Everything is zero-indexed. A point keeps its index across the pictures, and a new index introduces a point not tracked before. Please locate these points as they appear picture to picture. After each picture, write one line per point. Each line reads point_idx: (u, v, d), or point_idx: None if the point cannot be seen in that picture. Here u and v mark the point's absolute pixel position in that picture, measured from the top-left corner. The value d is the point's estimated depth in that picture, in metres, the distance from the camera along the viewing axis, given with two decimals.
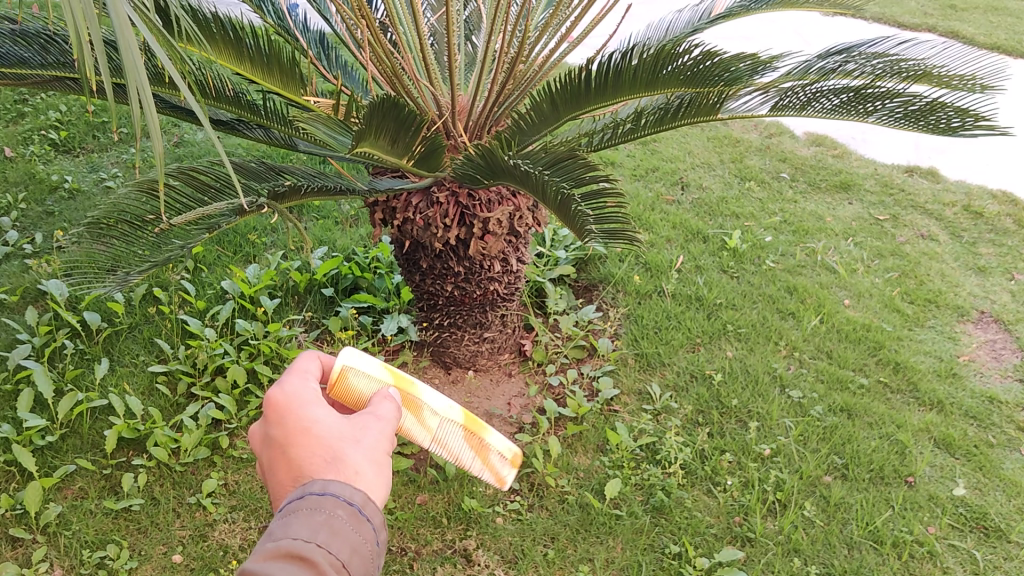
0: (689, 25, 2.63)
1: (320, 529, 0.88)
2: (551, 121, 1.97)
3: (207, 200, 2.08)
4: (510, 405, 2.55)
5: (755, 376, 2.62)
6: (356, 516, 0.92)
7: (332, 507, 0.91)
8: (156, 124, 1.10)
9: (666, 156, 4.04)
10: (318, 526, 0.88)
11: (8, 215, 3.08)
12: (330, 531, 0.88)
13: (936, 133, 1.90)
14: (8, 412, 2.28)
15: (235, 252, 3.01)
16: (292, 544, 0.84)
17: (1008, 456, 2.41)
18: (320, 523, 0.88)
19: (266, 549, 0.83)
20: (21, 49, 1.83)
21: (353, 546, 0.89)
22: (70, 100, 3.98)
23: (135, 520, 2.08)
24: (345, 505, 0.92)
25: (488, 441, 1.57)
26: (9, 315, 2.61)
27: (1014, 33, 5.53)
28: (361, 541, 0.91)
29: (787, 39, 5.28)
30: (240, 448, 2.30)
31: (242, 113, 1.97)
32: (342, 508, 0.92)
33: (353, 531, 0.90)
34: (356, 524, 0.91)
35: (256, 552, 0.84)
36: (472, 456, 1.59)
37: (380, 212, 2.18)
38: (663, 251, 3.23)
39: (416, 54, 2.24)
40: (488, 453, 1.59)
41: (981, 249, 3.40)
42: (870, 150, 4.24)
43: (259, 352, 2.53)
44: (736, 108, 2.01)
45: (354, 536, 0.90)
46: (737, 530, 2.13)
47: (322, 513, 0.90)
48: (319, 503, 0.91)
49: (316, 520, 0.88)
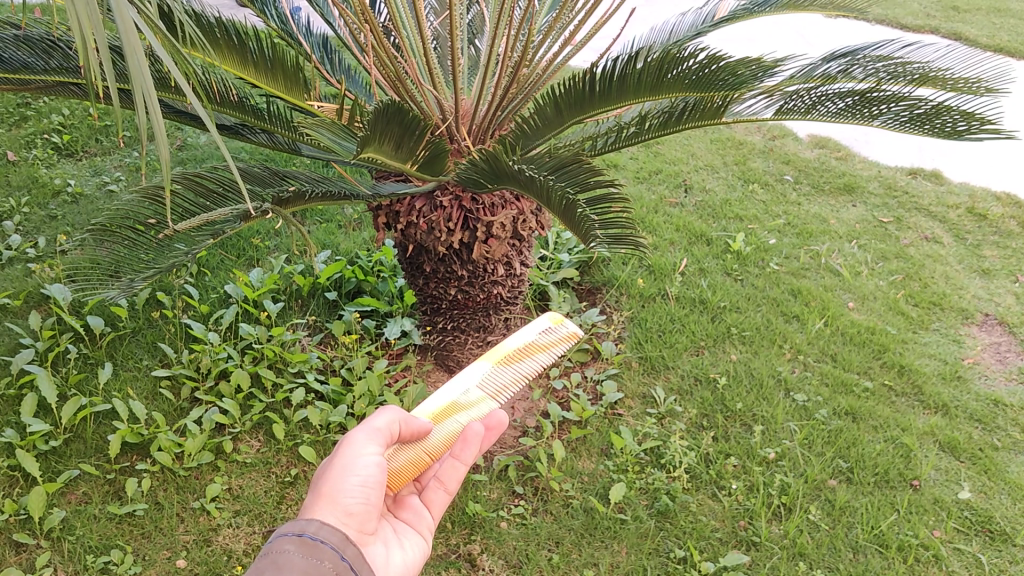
0: (693, 29, 2.62)
1: (266, 569, 1.02)
2: (555, 125, 1.96)
3: (210, 206, 2.08)
4: (513, 409, 2.55)
5: (760, 380, 2.62)
6: (303, 543, 1.07)
7: (279, 545, 1.05)
8: (162, 130, 1.09)
9: (669, 158, 4.03)
10: (265, 566, 1.02)
11: (11, 219, 3.08)
12: (275, 567, 1.02)
13: (940, 137, 1.90)
14: (11, 417, 2.27)
15: (238, 256, 3.01)
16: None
17: (1013, 459, 2.41)
18: (264, 564, 1.03)
19: None
20: (23, 55, 1.82)
21: (300, 570, 1.03)
22: (72, 104, 3.98)
23: (139, 525, 2.08)
24: (293, 538, 1.07)
25: (515, 349, 1.62)
26: (12, 320, 2.61)
27: (1017, 35, 5.52)
28: (313, 562, 1.05)
29: (789, 42, 5.28)
30: (243, 453, 2.29)
31: (246, 118, 1.97)
32: (289, 542, 1.06)
33: (304, 557, 1.05)
34: (306, 550, 1.06)
35: None
36: (528, 364, 1.65)
37: (382, 216, 2.15)
38: (666, 254, 3.23)
39: (420, 60, 2.26)
40: (531, 346, 1.67)
41: (985, 251, 3.40)
42: (874, 152, 4.24)
43: (262, 356, 2.53)
44: (739, 112, 1.92)
45: (305, 561, 1.05)
46: (742, 534, 2.12)
47: (271, 555, 1.04)
48: (269, 546, 1.06)
49: (262, 563, 1.03)
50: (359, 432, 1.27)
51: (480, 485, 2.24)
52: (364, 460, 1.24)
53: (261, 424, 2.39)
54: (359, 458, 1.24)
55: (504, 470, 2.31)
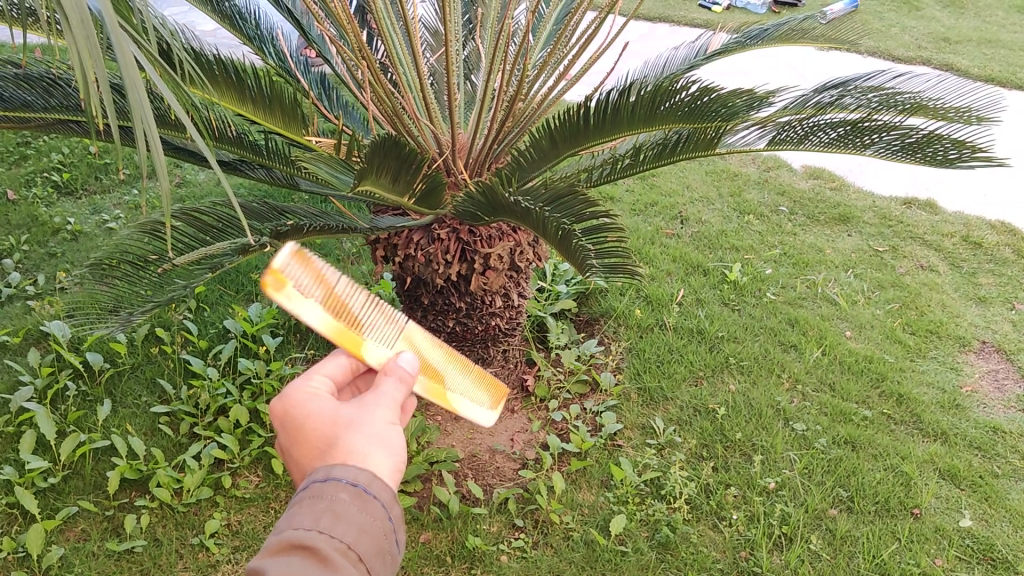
0: (686, 61, 2.65)
1: (321, 515, 0.94)
2: (551, 157, 1.97)
3: (208, 241, 2.09)
4: (513, 441, 2.55)
5: (758, 410, 2.61)
6: (360, 495, 0.98)
7: (334, 490, 0.97)
8: (163, 166, 1.10)
9: (665, 191, 4.05)
10: (319, 512, 0.94)
11: (10, 257, 3.09)
12: (332, 514, 0.94)
13: (932, 165, 1.93)
14: (9, 455, 2.27)
15: (236, 291, 3.02)
16: (292, 535, 0.91)
17: (1013, 486, 2.40)
18: (320, 510, 0.95)
19: (270, 544, 0.91)
20: (23, 93, 1.84)
21: (356, 527, 0.95)
22: (71, 141, 4.01)
23: (137, 562, 2.07)
24: (349, 488, 0.99)
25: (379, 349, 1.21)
26: (11, 358, 2.62)
27: (1008, 65, 5.59)
28: (367, 518, 0.97)
29: (783, 75, 5.34)
30: (242, 489, 2.28)
31: (244, 154, 1.98)
32: (343, 490, 0.98)
33: (358, 511, 0.97)
34: (361, 503, 0.98)
35: (266, 547, 0.91)
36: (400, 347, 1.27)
37: (380, 249, 2.17)
38: (663, 285, 3.24)
39: (416, 94, 2.29)
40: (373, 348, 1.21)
41: (981, 279, 3.41)
42: (869, 182, 4.26)
43: (261, 391, 2.55)
44: (732, 142, 1.96)
45: (360, 516, 0.96)
46: (743, 565, 2.11)
47: (325, 500, 0.96)
48: (322, 490, 0.97)
49: (316, 507, 0.95)
50: (389, 385, 1.15)
51: (479, 519, 2.23)
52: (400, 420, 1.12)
53: (260, 459, 2.39)
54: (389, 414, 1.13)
55: (503, 504, 2.30)
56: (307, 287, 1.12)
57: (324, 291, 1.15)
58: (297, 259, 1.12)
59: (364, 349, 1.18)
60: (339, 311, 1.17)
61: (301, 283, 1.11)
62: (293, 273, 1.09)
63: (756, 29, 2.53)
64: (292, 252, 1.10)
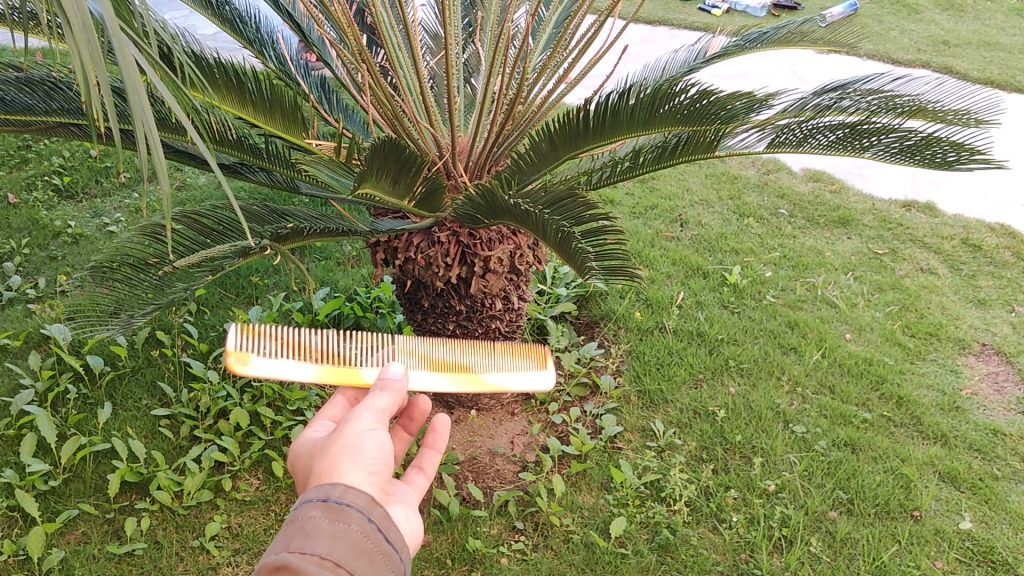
0: (685, 65, 2.66)
1: (293, 537, 0.94)
2: (551, 160, 1.97)
3: (208, 243, 2.09)
4: (513, 443, 2.55)
5: (758, 413, 2.62)
6: (331, 507, 0.99)
7: (304, 511, 0.98)
8: (164, 169, 1.10)
9: (664, 193, 4.06)
10: (291, 534, 0.95)
11: (10, 261, 3.10)
12: (303, 534, 0.94)
13: (931, 168, 1.92)
14: (10, 457, 2.27)
15: (236, 294, 3.02)
16: (266, 561, 0.91)
17: (1013, 488, 2.41)
18: (290, 532, 0.95)
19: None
20: (26, 97, 1.84)
21: (330, 535, 0.95)
22: (72, 144, 4.01)
23: (137, 564, 2.07)
24: (320, 503, 0.99)
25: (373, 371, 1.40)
26: (12, 361, 2.62)
27: (1007, 68, 5.60)
28: (341, 527, 0.97)
29: (782, 78, 5.35)
30: (242, 491, 2.29)
31: (244, 157, 1.98)
32: (314, 507, 0.98)
33: (330, 522, 0.97)
34: (334, 514, 0.98)
35: None
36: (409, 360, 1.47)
37: (381, 253, 2.18)
38: (663, 287, 3.25)
39: (416, 98, 2.29)
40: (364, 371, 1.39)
41: (981, 282, 3.41)
42: (869, 185, 4.27)
43: (262, 394, 2.55)
44: (732, 143, 2.03)
45: (333, 525, 0.96)
46: (742, 567, 2.12)
47: (298, 522, 0.97)
48: (294, 514, 0.98)
49: (287, 531, 0.95)
50: (365, 408, 1.20)
51: (479, 522, 2.24)
52: (374, 430, 1.16)
53: (260, 461, 2.39)
54: (368, 427, 1.17)
55: (503, 506, 2.30)
56: (270, 351, 1.29)
57: (290, 345, 1.32)
58: (245, 333, 1.28)
59: (358, 376, 1.37)
60: (316, 355, 1.35)
61: (260, 350, 1.28)
62: (251, 347, 1.27)
63: (755, 32, 2.53)
64: (237, 332, 1.27)
